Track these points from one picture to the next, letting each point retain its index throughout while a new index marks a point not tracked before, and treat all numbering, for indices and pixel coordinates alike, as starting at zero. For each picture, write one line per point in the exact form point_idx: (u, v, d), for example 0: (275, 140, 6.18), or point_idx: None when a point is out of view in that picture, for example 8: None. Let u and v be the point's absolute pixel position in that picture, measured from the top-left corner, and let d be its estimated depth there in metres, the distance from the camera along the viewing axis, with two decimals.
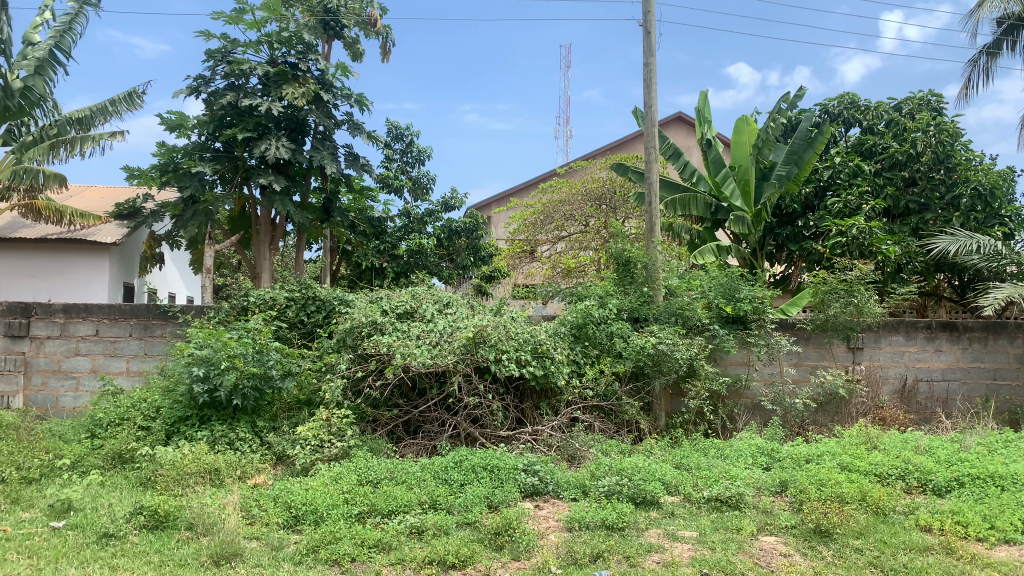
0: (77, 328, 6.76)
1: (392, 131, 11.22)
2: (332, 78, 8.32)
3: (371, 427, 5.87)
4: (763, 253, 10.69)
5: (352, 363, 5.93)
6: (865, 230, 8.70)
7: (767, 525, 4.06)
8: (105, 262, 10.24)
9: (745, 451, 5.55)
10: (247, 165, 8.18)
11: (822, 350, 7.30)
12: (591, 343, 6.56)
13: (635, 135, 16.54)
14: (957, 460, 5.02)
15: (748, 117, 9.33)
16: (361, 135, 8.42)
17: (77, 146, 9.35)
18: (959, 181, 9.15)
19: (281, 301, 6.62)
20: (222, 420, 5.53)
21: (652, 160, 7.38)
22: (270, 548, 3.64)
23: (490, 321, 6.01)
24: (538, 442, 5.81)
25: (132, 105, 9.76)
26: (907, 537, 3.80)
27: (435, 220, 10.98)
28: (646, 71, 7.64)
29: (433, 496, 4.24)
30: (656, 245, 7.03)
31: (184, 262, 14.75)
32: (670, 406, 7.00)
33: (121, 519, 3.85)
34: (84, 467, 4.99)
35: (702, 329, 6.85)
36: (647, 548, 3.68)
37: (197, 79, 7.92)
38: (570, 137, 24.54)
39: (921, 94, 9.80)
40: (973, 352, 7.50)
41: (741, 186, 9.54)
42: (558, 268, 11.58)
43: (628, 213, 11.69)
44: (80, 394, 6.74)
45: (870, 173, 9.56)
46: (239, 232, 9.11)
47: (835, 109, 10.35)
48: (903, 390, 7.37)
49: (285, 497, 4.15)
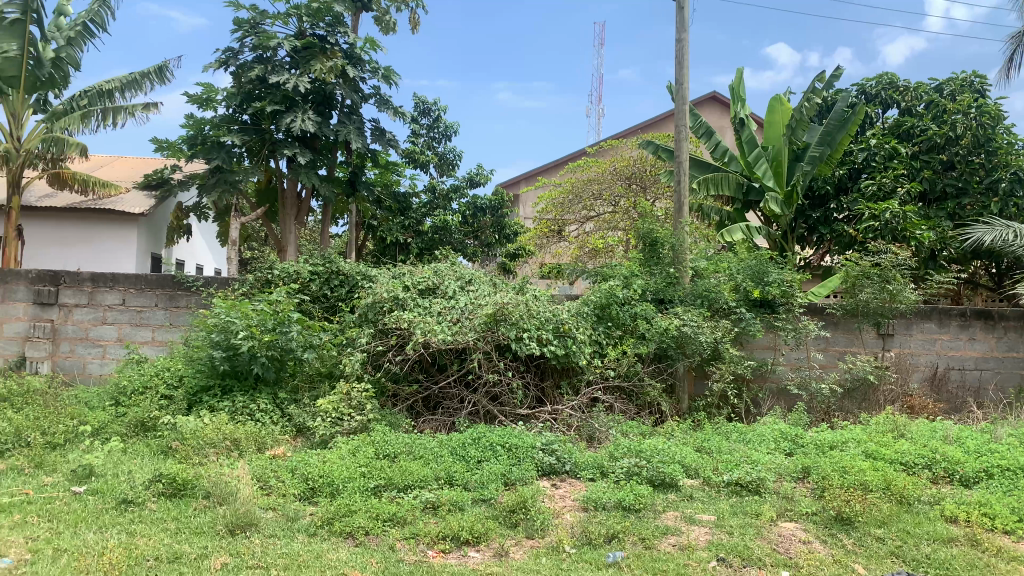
0: (105, 298, 6.85)
1: (419, 106, 11.14)
2: (359, 51, 8.25)
3: (391, 402, 5.88)
4: (795, 236, 10.47)
5: (373, 338, 5.93)
6: (899, 215, 8.50)
7: (788, 511, 4.00)
8: (133, 232, 10.34)
9: (768, 436, 5.45)
10: (273, 139, 8.15)
11: (851, 336, 7.19)
12: (614, 323, 6.53)
13: (668, 114, 16.32)
14: (987, 451, 4.89)
15: (780, 96, 9.07)
16: (389, 110, 8.36)
17: (107, 117, 9.43)
18: (999, 166, 8.82)
19: (304, 275, 6.62)
20: (243, 391, 5.55)
21: (682, 138, 7.15)
22: (285, 518, 3.65)
23: (513, 298, 5.94)
24: (557, 422, 5.75)
25: (162, 78, 9.79)
26: (931, 527, 3.71)
27: (460, 197, 10.94)
28: (677, 46, 7.50)
29: (449, 472, 4.23)
30: (683, 225, 6.91)
31: (213, 235, 14.95)
32: (693, 389, 6.95)
33: (140, 485, 3.88)
34: (106, 433, 5.03)
35: (728, 312, 6.73)
36: (664, 531, 3.64)
37: (226, 51, 7.91)
38: (601, 116, 24.34)
39: (964, 75, 9.44)
40: (1007, 341, 7.30)
41: (772, 166, 9.32)
42: (585, 248, 11.55)
43: (658, 192, 11.56)
44: (107, 362, 6.85)
45: (906, 156, 9.30)
46: (264, 205, 9.12)
47: (872, 90, 10.00)
48: (933, 378, 7.21)
49: (302, 469, 4.16)
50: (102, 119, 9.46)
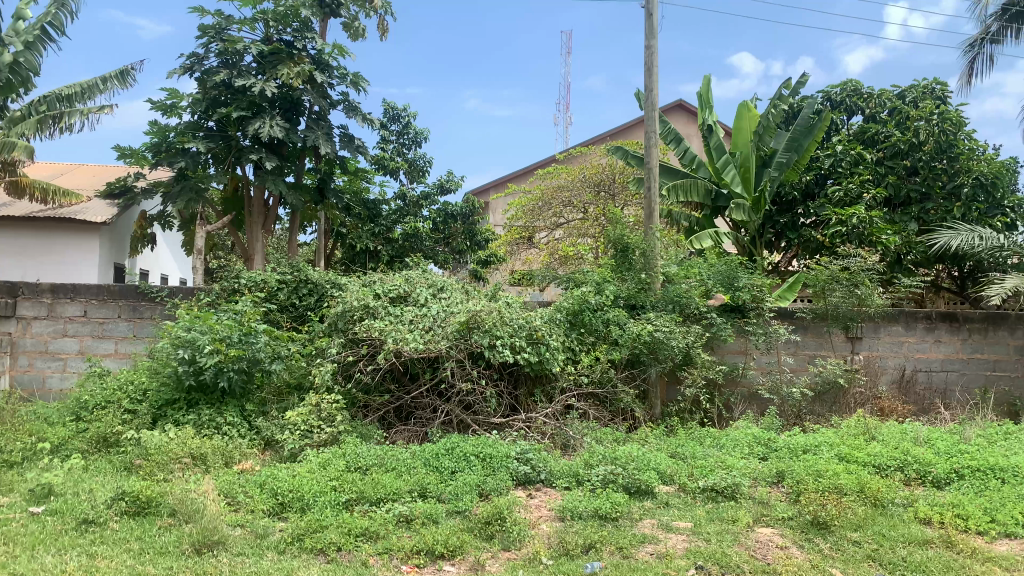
0: (65, 310, 6.66)
1: (388, 113, 11.05)
2: (328, 57, 8.15)
3: (362, 413, 5.77)
4: (763, 241, 10.54)
5: (343, 348, 5.83)
6: (865, 220, 8.59)
7: (764, 517, 3.98)
8: (94, 242, 10.10)
9: (741, 440, 5.45)
10: (240, 146, 7.99)
11: (821, 340, 7.24)
12: (587, 330, 6.51)
13: (635, 122, 16.40)
14: (957, 452, 4.93)
15: (748, 102, 9.15)
16: (358, 116, 8.26)
17: (63, 121, 9.14)
18: (961, 171, 8.97)
19: (272, 284, 6.49)
20: (209, 404, 5.42)
21: (652, 144, 7.16)
22: (254, 535, 3.55)
23: (485, 306, 5.88)
24: (531, 430, 5.69)
25: (124, 83, 9.59)
26: (906, 530, 3.72)
27: (430, 204, 10.87)
28: (647, 52, 7.52)
29: (423, 484, 4.15)
30: (654, 231, 6.91)
31: (177, 244, 14.68)
32: (666, 394, 6.94)
33: (102, 505, 3.75)
34: (67, 450, 4.87)
35: (699, 318, 6.74)
36: (641, 539, 3.61)
37: (190, 57, 7.76)
38: (569, 123, 24.41)
39: (926, 82, 9.61)
40: (972, 343, 7.40)
41: (740, 171, 9.37)
42: (555, 254, 11.54)
43: (627, 199, 11.60)
44: (67, 376, 6.64)
45: (872, 161, 9.42)
46: (230, 214, 8.95)
47: (837, 97, 10.12)
48: (901, 381, 7.28)
49: (272, 484, 4.06)
50: (58, 124, 9.17)
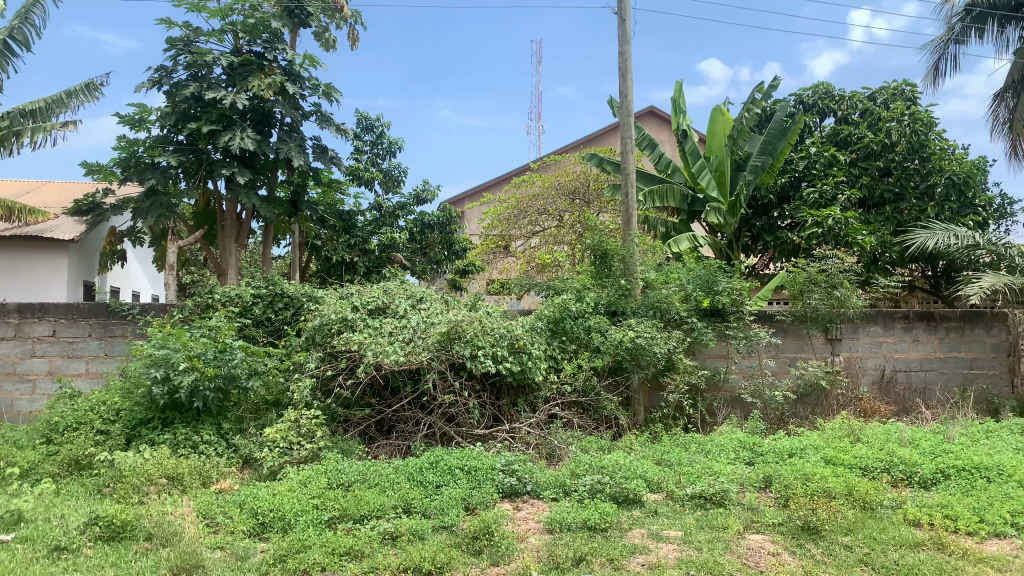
0: (33, 329, 6.47)
1: (362, 122, 10.95)
2: (299, 68, 8.05)
3: (343, 428, 5.67)
4: (740, 245, 10.58)
5: (321, 362, 5.73)
6: (841, 221, 8.64)
7: (754, 523, 3.95)
8: (63, 259, 9.88)
9: (727, 445, 5.42)
10: (211, 159, 7.85)
11: (801, 343, 7.25)
12: (569, 338, 6.45)
13: (609, 129, 16.46)
14: (942, 451, 4.93)
15: (721, 107, 9.17)
16: (331, 127, 8.16)
17: (25, 135, 8.91)
18: (933, 171, 9.07)
19: (246, 298, 6.37)
20: (185, 423, 5.28)
21: (629, 151, 7.15)
22: (235, 558, 3.44)
23: (465, 316, 5.81)
24: (515, 440, 5.63)
25: (90, 96, 9.41)
26: (897, 532, 3.70)
27: (406, 213, 10.78)
28: (621, 59, 7.52)
29: (407, 499, 4.06)
30: (632, 238, 6.89)
31: (148, 260, 14.44)
32: (649, 401, 6.91)
33: (75, 531, 3.62)
34: (37, 475, 4.72)
35: (680, 323, 6.72)
36: (632, 550, 3.55)
37: (159, 69, 7.62)
38: (542, 131, 24.41)
39: (895, 84, 9.72)
40: (950, 342, 7.46)
41: (716, 177, 9.38)
42: (533, 263, 11.50)
43: (602, 206, 11.62)
44: (36, 398, 6.45)
45: (845, 164, 9.48)
46: (202, 228, 8.79)
47: (809, 100, 10.19)
48: (881, 381, 7.31)
49: (251, 504, 3.95)
50: (20, 139, 8.94)
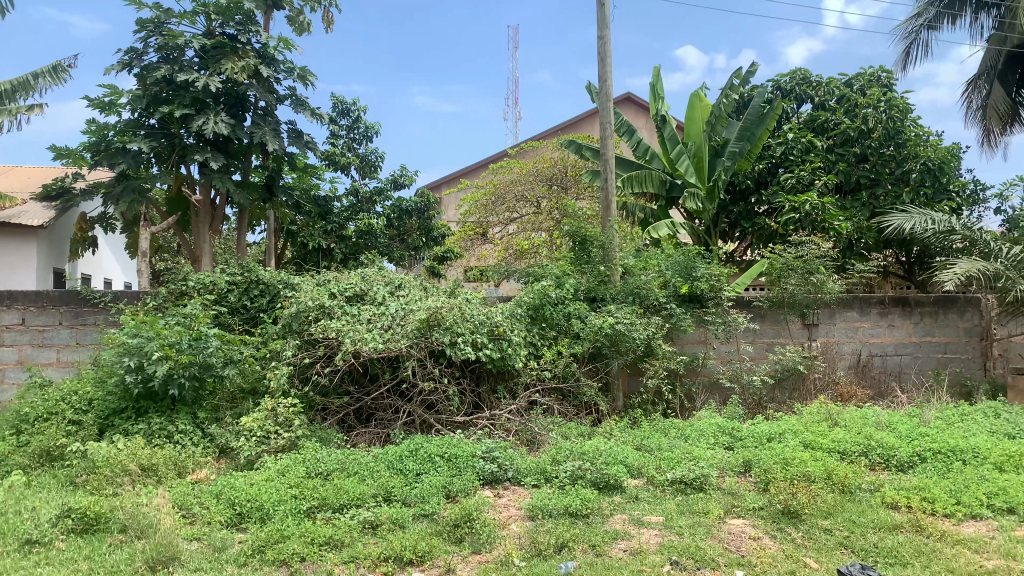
0: (1, 318, 6.32)
1: (338, 107, 10.81)
2: (273, 51, 7.90)
3: (321, 416, 5.61)
4: (718, 230, 10.61)
5: (298, 349, 5.65)
6: (818, 207, 8.68)
7: (734, 507, 3.96)
8: (31, 246, 9.67)
9: (706, 430, 5.43)
10: (183, 144, 7.69)
11: (779, 328, 7.30)
12: (548, 324, 6.42)
13: (586, 115, 16.41)
14: (918, 435, 4.98)
15: (700, 92, 9.17)
16: (306, 111, 8.04)
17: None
18: (908, 157, 9.14)
19: (221, 286, 6.26)
20: (160, 412, 5.19)
21: (608, 137, 7.11)
22: (212, 549, 3.38)
23: (445, 303, 5.76)
24: (496, 427, 5.60)
25: (56, 79, 9.20)
26: (876, 515, 3.73)
27: (383, 199, 10.68)
28: (600, 43, 7.46)
29: (387, 487, 4.02)
30: (612, 224, 6.86)
31: (120, 247, 14.20)
32: (628, 386, 6.91)
33: (46, 523, 3.53)
34: (7, 466, 4.62)
35: (659, 309, 6.72)
36: (614, 536, 3.54)
37: (129, 52, 7.44)
38: (519, 117, 24.29)
39: (872, 70, 9.76)
40: (924, 326, 7.54)
41: (694, 162, 9.39)
42: (511, 249, 11.46)
43: (580, 192, 11.57)
44: (6, 388, 6.31)
45: (822, 149, 9.52)
46: (175, 214, 8.64)
47: (787, 86, 10.20)
48: (857, 365, 7.38)
49: (228, 494, 3.89)
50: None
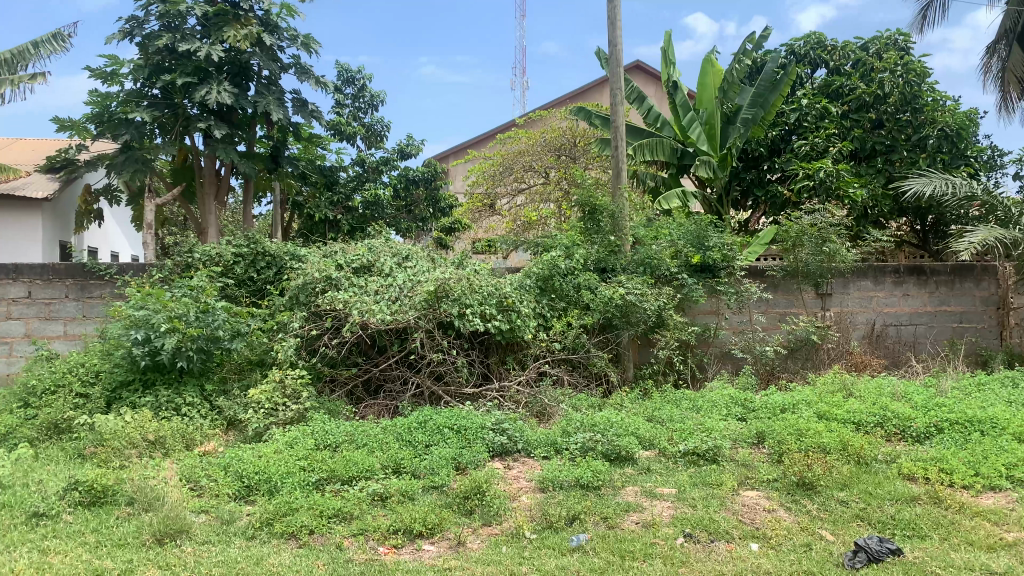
0: (8, 291, 6.29)
1: (343, 75, 10.66)
2: (276, 18, 7.76)
3: (329, 388, 5.57)
4: (729, 200, 10.47)
5: (306, 321, 5.60)
6: (833, 174, 8.53)
7: (748, 479, 3.90)
8: (37, 219, 9.62)
9: (719, 402, 5.36)
10: (187, 114, 7.59)
11: (792, 297, 7.19)
12: (558, 295, 6.34)
13: (594, 84, 16.18)
14: (934, 405, 4.90)
15: (712, 58, 8.98)
16: (310, 80, 7.91)
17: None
18: (926, 123, 8.96)
19: (227, 257, 6.20)
20: (167, 385, 5.16)
21: (618, 104, 6.97)
22: (220, 522, 3.35)
23: (453, 274, 5.68)
24: (505, 399, 5.55)
25: (57, 48, 9.09)
26: (892, 487, 3.66)
27: (390, 169, 10.56)
28: (610, 7, 7.29)
29: (396, 459, 3.98)
30: (622, 192, 6.74)
31: (126, 219, 14.14)
32: (639, 357, 6.85)
33: (54, 496, 3.51)
34: (15, 440, 4.59)
35: (671, 279, 6.62)
36: (626, 508, 3.48)
37: (130, 21, 7.32)
38: (526, 87, 23.99)
39: (888, 34, 9.53)
40: (939, 296, 7.43)
41: (705, 129, 9.24)
42: (519, 220, 11.35)
43: (589, 162, 11.40)
44: (14, 361, 6.30)
45: (837, 116, 9.32)
46: (181, 186, 8.56)
47: (801, 50, 9.97)
48: (871, 336, 7.28)
49: (236, 466, 3.85)
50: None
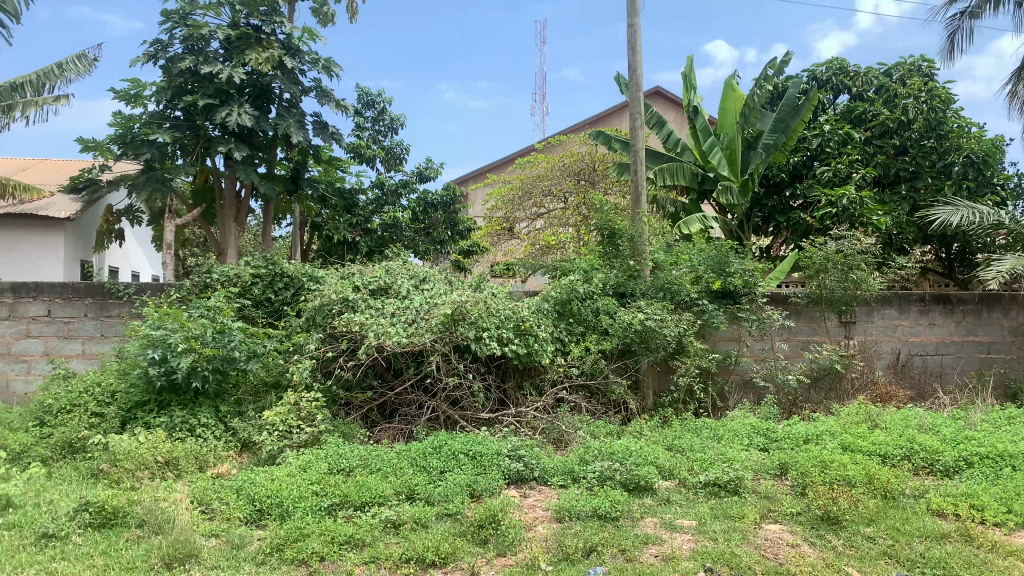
0: (28, 309, 6.32)
1: (363, 98, 10.73)
2: (298, 41, 7.83)
3: (344, 411, 5.53)
4: (750, 226, 10.40)
5: (322, 343, 5.56)
6: (856, 201, 8.43)
7: (771, 512, 3.80)
8: (59, 238, 9.71)
9: (740, 431, 5.25)
10: (209, 136, 7.65)
11: (815, 325, 7.08)
12: (576, 320, 6.27)
13: (614, 110, 16.21)
14: (963, 438, 4.77)
15: (733, 83, 8.95)
16: (331, 102, 7.96)
17: (9, 109, 8.64)
18: (951, 150, 8.85)
19: (245, 278, 6.20)
20: (182, 405, 5.13)
21: (637, 129, 6.94)
22: (230, 546, 3.29)
23: (470, 297, 5.64)
24: (521, 425, 5.48)
25: (83, 70, 9.22)
26: (921, 523, 3.54)
27: (409, 192, 10.60)
28: (630, 32, 7.29)
29: (410, 485, 3.91)
30: (642, 216, 6.69)
31: (147, 239, 14.27)
32: (658, 384, 6.75)
33: (64, 517, 3.47)
34: (29, 459, 4.58)
35: (691, 305, 6.54)
36: (644, 540, 3.39)
37: (154, 43, 7.41)
38: (546, 113, 24.08)
39: (912, 60, 9.46)
40: (967, 325, 7.28)
41: (726, 154, 9.18)
42: (537, 244, 11.32)
43: (608, 187, 11.34)
44: (32, 379, 6.32)
45: (860, 142, 9.24)
46: (201, 206, 8.61)
47: (823, 76, 9.92)
48: (896, 365, 7.14)
49: (248, 489, 3.81)
50: (8, 114, 8.67)
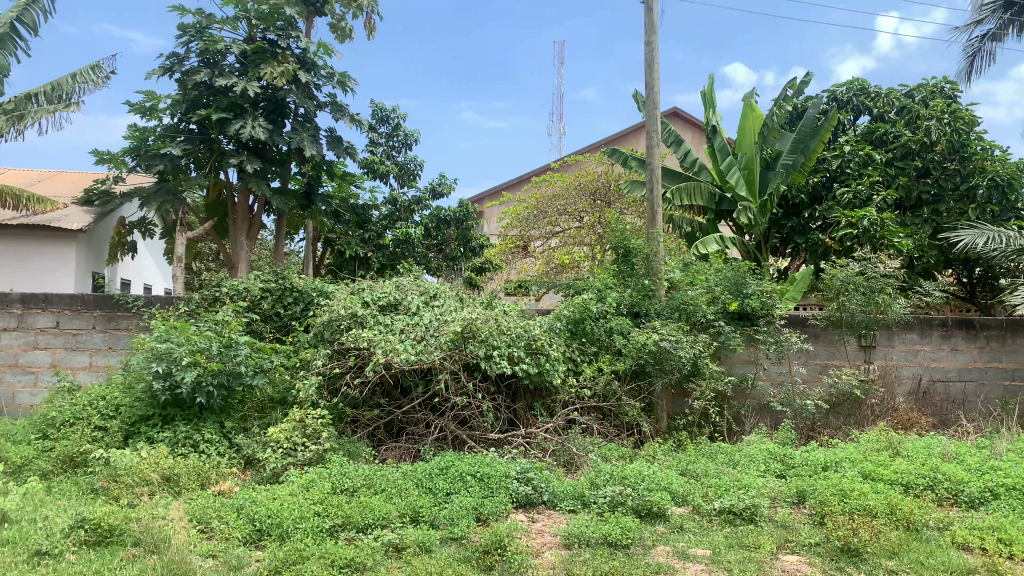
0: (36, 321, 6.29)
1: (377, 114, 10.73)
2: (313, 56, 7.81)
3: (350, 429, 5.44)
4: (768, 247, 10.30)
5: (329, 359, 5.48)
6: (876, 223, 8.28)
7: (788, 542, 3.65)
8: (71, 250, 9.71)
9: (757, 456, 5.10)
10: (222, 149, 7.64)
11: (834, 349, 6.91)
12: (589, 339, 6.16)
13: (630, 130, 16.14)
14: (989, 468, 4.60)
15: (752, 102, 8.85)
16: (345, 117, 7.92)
17: (25, 120, 8.68)
18: (974, 172, 8.69)
19: (255, 293, 6.14)
20: (186, 421, 5.05)
21: (654, 147, 6.85)
22: (226, 568, 3.18)
23: (480, 314, 5.54)
24: (531, 447, 5.36)
25: (97, 82, 9.27)
26: (945, 557, 3.38)
27: (422, 208, 10.55)
28: (647, 50, 7.22)
29: (414, 507, 3.80)
30: (658, 235, 6.58)
31: (159, 252, 14.29)
32: (672, 407, 6.61)
33: (59, 533, 3.39)
34: (30, 472, 4.51)
35: (707, 326, 6.40)
36: (655, 569, 3.25)
37: (171, 57, 7.43)
38: (562, 133, 24.04)
39: (934, 82, 9.32)
40: (991, 351, 7.10)
41: (744, 174, 9.06)
42: (551, 263, 11.22)
43: (624, 207, 11.20)
44: (38, 391, 6.27)
45: (881, 163, 9.10)
46: (214, 220, 8.58)
47: (843, 97, 9.81)
48: (918, 392, 6.96)
49: (249, 509, 3.71)
50: (21, 125, 8.71)
